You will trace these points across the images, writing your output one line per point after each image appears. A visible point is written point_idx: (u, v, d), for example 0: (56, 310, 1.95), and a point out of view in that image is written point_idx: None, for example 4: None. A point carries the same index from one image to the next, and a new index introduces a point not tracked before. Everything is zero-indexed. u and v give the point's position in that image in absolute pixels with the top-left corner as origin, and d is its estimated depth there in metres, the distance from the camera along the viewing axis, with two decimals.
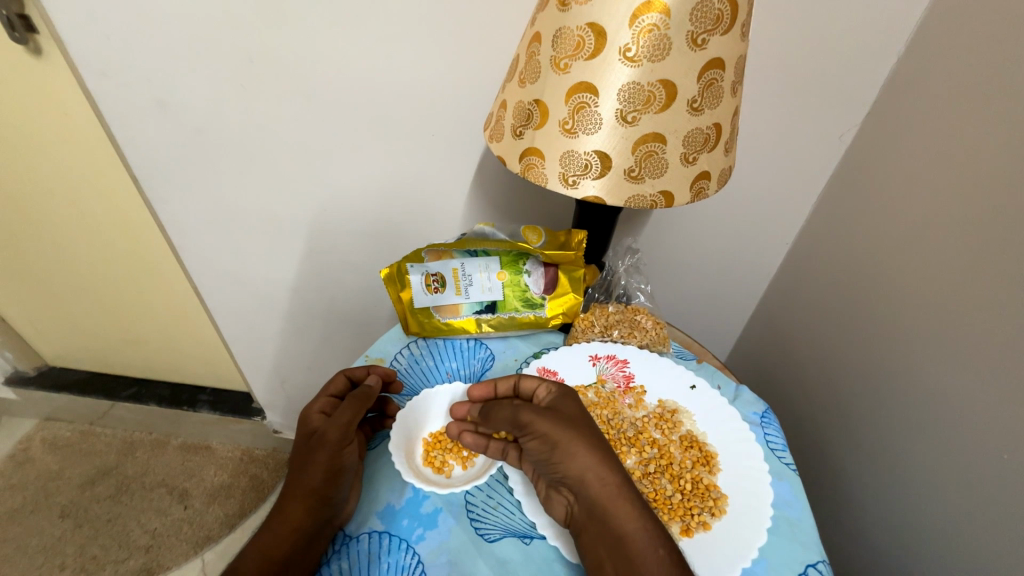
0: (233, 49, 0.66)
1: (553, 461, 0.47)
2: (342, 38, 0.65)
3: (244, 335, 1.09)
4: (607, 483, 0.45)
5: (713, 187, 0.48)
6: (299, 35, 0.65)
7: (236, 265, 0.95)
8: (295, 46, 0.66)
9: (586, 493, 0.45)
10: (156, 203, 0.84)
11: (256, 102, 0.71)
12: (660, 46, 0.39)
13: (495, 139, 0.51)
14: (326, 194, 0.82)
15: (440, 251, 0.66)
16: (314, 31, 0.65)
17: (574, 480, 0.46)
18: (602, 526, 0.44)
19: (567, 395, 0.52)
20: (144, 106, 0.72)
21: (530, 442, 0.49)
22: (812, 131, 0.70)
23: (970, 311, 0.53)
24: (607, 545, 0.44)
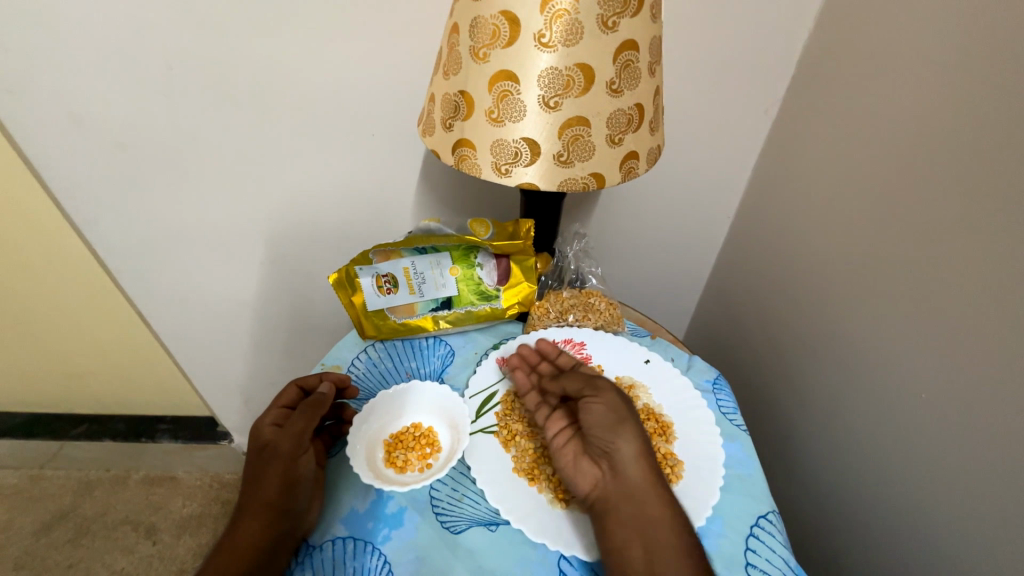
0: (148, 57, 0.63)
1: (612, 433, 0.49)
2: (266, 40, 0.63)
3: (197, 358, 1.04)
4: (647, 471, 0.48)
5: (642, 167, 0.49)
6: (222, 36, 0.62)
7: (180, 285, 0.90)
8: (218, 51, 0.63)
9: (630, 474, 0.48)
10: (83, 225, 0.79)
11: (182, 110, 0.68)
12: (572, 30, 0.39)
13: (428, 133, 0.51)
14: (267, 202, 0.79)
15: (388, 251, 0.66)
16: (235, 34, 0.62)
17: (625, 458, 0.48)
18: (635, 506, 0.46)
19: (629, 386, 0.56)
20: (57, 122, 0.67)
21: (593, 410, 0.51)
22: (740, 107, 0.74)
23: (885, 265, 0.57)
24: (638, 526, 0.45)
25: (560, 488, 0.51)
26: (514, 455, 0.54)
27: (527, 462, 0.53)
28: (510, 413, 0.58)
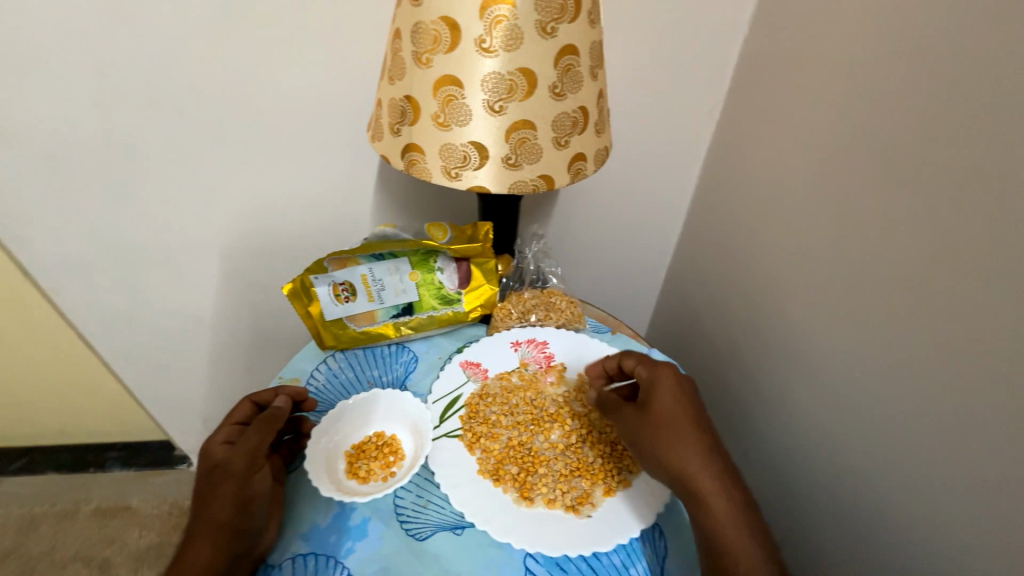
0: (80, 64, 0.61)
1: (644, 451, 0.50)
2: (206, 45, 0.62)
3: (147, 379, 0.99)
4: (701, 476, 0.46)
5: (591, 168, 0.50)
6: (164, 40, 0.61)
7: (124, 303, 0.86)
8: (161, 56, 0.62)
9: (676, 487, 0.47)
10: (13, 242, 0.75)
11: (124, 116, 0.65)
12: (512, 36, 0.40)
13: (377, 139, 0.50)
14: (217, 211, 0.76)
15: (343, 259, 0.64)
16: (173, 40, 0.61)
17: (665, 472, 0.48)
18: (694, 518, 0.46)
19: (665, 378, 0.53)
20: None
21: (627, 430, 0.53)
22: (685, 108, 0.77)
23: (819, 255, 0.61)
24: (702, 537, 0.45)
25: (525, 487, 0.51)
26: (480, 457, 0.54)
27: (492, 463, 0.53)
28: (474, 416, 0.59)
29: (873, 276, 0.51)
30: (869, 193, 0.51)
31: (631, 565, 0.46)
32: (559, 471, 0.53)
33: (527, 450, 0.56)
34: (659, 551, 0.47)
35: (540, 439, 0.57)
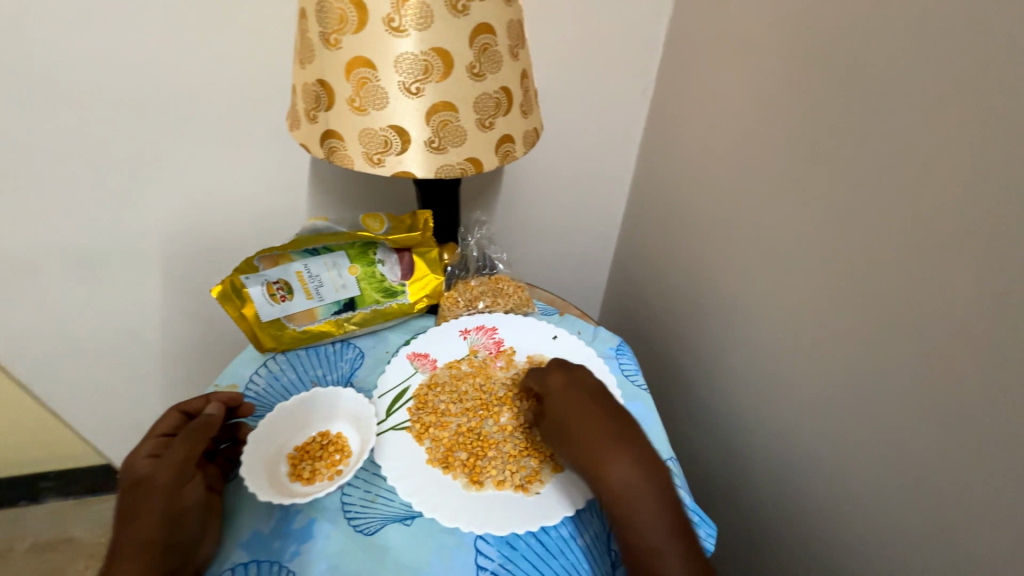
0: None
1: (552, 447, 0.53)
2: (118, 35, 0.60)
3: (76, 399, 0.92)
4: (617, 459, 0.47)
5: (520, 150, 0.50)
6: (69, 36, 0.59)
7: (43, 317, 0.80)
8: (68, 52, 0.60)
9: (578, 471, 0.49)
10: None
11: (32, 115, 0.63)
12: (422, 15, 0.39)
13: (295, 127, 0.49)
14: (142, 211, 0.73)
15: (275, 256, 0.61)
16: (82, 32, 0.59)
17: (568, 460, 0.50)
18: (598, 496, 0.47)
19: (552, 371, 0.55)
20: None
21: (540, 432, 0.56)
22: (617, 91, 0.79)
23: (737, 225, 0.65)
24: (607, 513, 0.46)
25: (474, 471, 0.52)
26: (428, 447, 0.54)
27: (441, 452, 0.53)
28: (422, 407, 0.58)
29: (792, 239, 0.55)
30: (784, 162, 0.55)
31: (578, 536, 0.47)
32: (508, 452, 0.54)
33: (476, 435, 0.56)
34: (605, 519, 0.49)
35: (489, 423, 0.57)
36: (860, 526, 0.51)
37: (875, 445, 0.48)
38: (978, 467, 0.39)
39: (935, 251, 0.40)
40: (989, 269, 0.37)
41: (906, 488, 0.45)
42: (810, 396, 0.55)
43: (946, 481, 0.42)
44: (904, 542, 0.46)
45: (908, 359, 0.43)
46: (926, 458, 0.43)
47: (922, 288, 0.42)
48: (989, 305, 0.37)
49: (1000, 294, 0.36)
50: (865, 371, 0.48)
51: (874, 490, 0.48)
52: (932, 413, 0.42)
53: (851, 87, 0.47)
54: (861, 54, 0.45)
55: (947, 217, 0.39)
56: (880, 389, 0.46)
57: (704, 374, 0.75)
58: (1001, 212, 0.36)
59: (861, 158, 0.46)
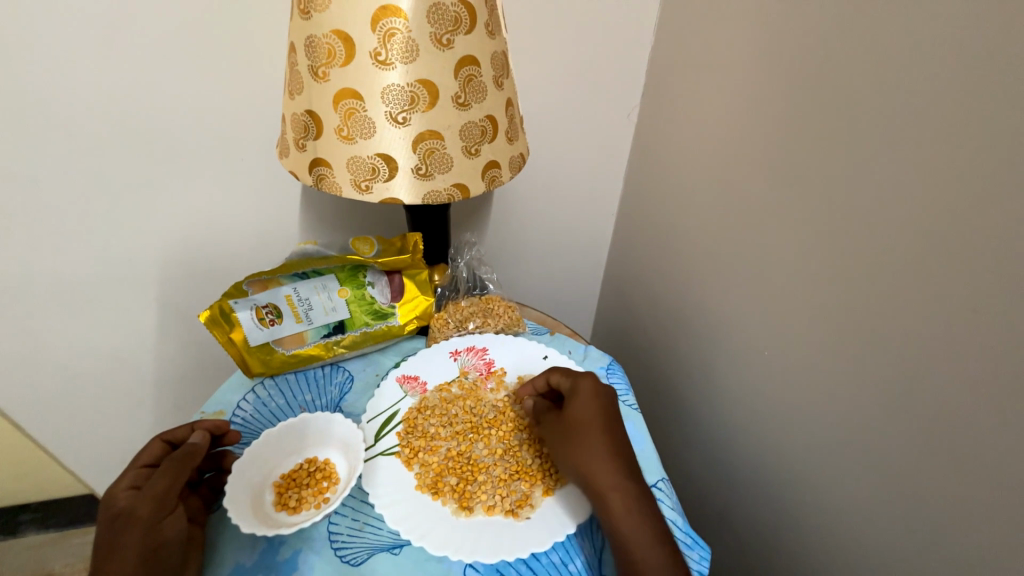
0: None
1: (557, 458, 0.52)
2: (111, 66, 0.61)
3: (59, 428, 0.90)
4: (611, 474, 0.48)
5: (507, 175, 0.51)
6: (59, 65, 0.59)
7: (28, 344, 0.79)
8: (57, 82, 0.60)
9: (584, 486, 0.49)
10: None
11: (20, 144, 0.63)
12: (408, 48, 0.41)
13: (285, 155, 0.50)
14: (133, 236, 0.73)
15: (264, 281, 0.62)
16: (76, 64, 0.60)
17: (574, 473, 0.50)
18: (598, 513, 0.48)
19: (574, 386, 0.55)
20: None
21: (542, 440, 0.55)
22: (603, 115, 0.82)
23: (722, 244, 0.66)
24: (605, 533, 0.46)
25: (464, 496, 0.51)
26: (417, 472, 0.53)
27: (431, 477, 0.53)
28: (412, 431, 0.58)
29: (776, 258, 0.56)
30: (765, 183, 0.57)
31: (569, 562, 0.47)
32: (498, 476, 0.54)
33: (466, 459, 0.56)
34: (597, 544, 0.48)
35: (479, 447, 0.57)
36: (854, 545, 0.51)
37: (865, 462, 0.48)
38: (958, 482, 0.40)
39: (906, 271, 0.42)
40: (956, 286, 0.38)
41: (894, 503, 0.46)
42: (799, 414, 0.56)
43: (930, 496, 0.42)
44: (895, 559, 0.46)
45: (889, 376, 0.44)
46: (913, 477, 0.43)
47: (896, 306, 0.43)
48: (958, 322, 0.38)
49: (967, 312, 0.38)
50: (850, 388, 0.49)
51: (865, 507, 0.49)
52: (913, 428, 0.43)
53: (822, 113, 0.49)
54: (830, 83, 0.48)
55: (914, 237, 0.41)
56: (865, 405, 0.47)
57: (696, 392, 0.76)
58: (963, 233, 0.37)
59: (836, 181, 0.48)
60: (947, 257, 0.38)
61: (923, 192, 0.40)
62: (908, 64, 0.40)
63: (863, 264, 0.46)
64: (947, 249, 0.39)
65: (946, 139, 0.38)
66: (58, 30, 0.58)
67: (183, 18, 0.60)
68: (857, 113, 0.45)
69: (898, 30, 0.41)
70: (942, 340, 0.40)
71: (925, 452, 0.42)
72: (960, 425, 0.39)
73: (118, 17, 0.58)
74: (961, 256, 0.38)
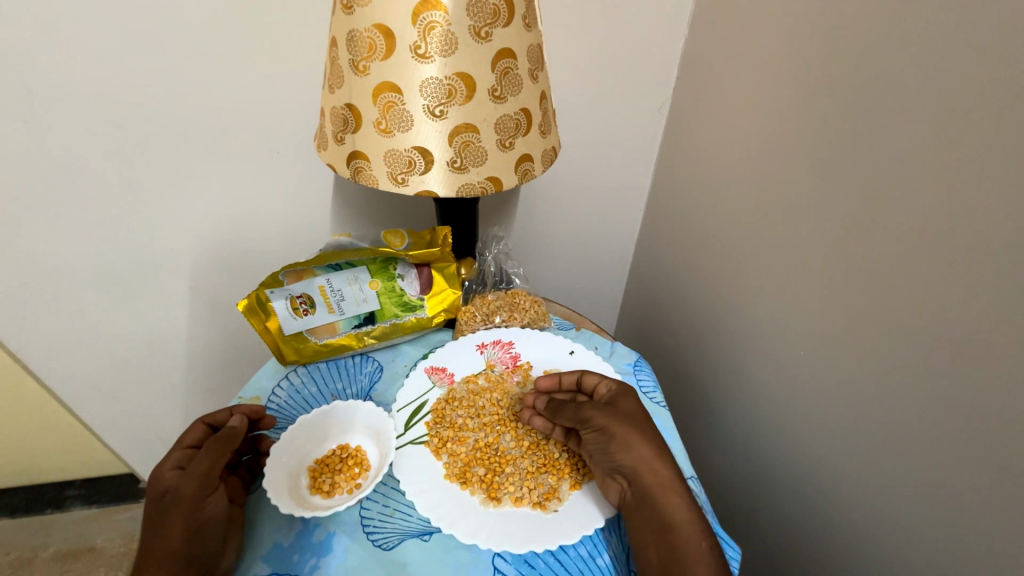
0: (32, 89, 0.62)
1: (610, 452, 0.49)
2: (158, 63, 0.63)
3: (106, 408, 0.95)
4: (661, 475, 0.48)
5: (539, 168, 0.51)
6: (110, 62, 0.62)
7: (81, 328, 0.83)
8: (100, 79, 0.63)
9: (639, 484, 0.47)
10: None
11: (73, 137, 0.66)
12: (446, 41, 0.41)
13: (323, 148, 0.51)
14: (177, 227, 0.77)
15: (299, 272, 0.63)
16: (129, 63, 0.63)
17: (631, 469, 0.48)
18: (652, 513, 0.46)
19: (627, 393, 0.55)
20: None
21: (588, 433, 0.52)
22: (633, 107, 0.80)
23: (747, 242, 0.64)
24: (657, 534, 0.45)
25: (492, 487, 0.52)
26: (446, 462, 0.54)
27: (459, 467, 0.54)
28: (440, 421, 0.58)
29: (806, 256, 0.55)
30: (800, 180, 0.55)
31: (597, 556, 0.47)
32: (526, 469, 0.54)
33: (494, 450, 0.56)
34: (624, 539, 0.48)
35: (506, 438, 0.58)
36: (881, 552, 0.49)
37: (896, 469, 0.46)
38: (994, 490, 0.38)
39: (944, 267, 0.40)
40: (994, 285, 0.37)
41: (925, 510, 0.44)
42: (826, 417, 0.54)
43: (962, 502, 0.41)
44: (926, 568, 0.44)
45: (925, 381, 0.42)
46: (948, 485, 0.42)
47: (932, 303, 0.41)
48: (1000, 322, 0.36)
49: (1010, 314, 0.36)
50: (878, 389, 0.47)
51: (895, 514, 0.47)
52: (949, 435, 0.41)
53: (858, 104, 0.47)
54: (865, 73, 0.45)
55: (955, 232, 0.39)
56: (895, 409, 0.46)
57: (720, 390, 0.74)
58: (1003, 229, 0.36)
59: (869, 176, 0.46)
60: (993, 256, 0.36)
61: (964, 187, 0.38)
62: (951, 52, 0.38)
63: (896, 261, 0.44)
64: (989, 247, 0.37)
65: (989, 132, 0.36)
66: (99, 27, 0.60)
67: (225, 13, 0.62)
68: (894, 102, 0.43)
69: (942, 14, 0.39)
70: (979, 339, 0.38)
71: (960, 456, 0.40)
72: (996, 429, 0.37)
73: (163, 14, 0.61)
74: (1002, 254, 0.36)
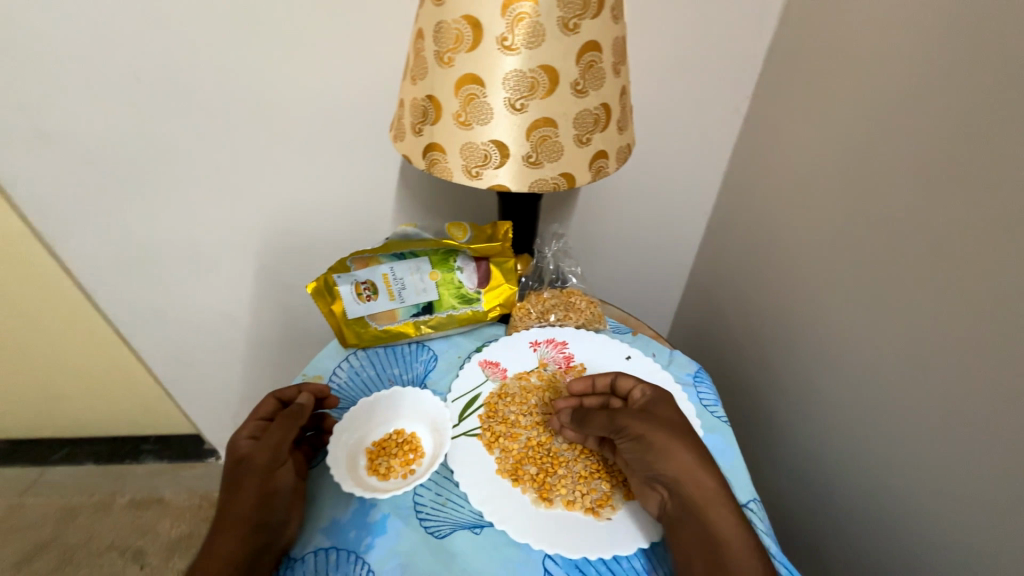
0: (139, 77, 0.67)
1: (649, 461, 0.47)
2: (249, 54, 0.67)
3: (182, 372, 1.03)
4: (705, 487, 0.45)
5: (613, 166, 0.49)
6: (206, 52, 0.66)
7: (167, 298, 0.91)
8: (197, 68, 0.67)
9: (681, 494, 0.45)
10: (71, 239, 0.81)
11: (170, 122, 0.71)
12: (534, 33, 0.40)
13: (399, 139, 0.52)
14: (255, 210, 0.82)
15: (366, 258, 0.65)
16: (223, 53, 0.66)
17: (672, 478, 0.46)
18: (696, 526, 0.44)
19: (663, 399, 0.53)
20: (37, 143, 0.71)
21: (625, 441, 0.50)
22: (709, 104, 0.76)
23: None
24: (703, 548, 0.43)
25: (543, 487, 0.51)
26: (498, 457, 0.54)
27: (510, 463, 0.53)
28: (492, 416, 0.58)
29: None
30: None
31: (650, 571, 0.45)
32: (578, 472, 0.53)
33: (546, 450, 0.56)
34: None
35: (558, 439, 0.57)
36: None
37: None
38: None
39: None
40: None
41: None
42: None
43: None
44: None
45: None
46: None
47: None
48: None
49: None
50: None
51: None
52: None
53: None
54: None
55: None
56: None
57: None
58: None
59: None
60: None
61: None
62: None
63: None
64: None
65: None
66: (201, 20, 0.64)
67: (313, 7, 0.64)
68: None
69: None
70: None
71: None
72: None
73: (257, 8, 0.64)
74: None
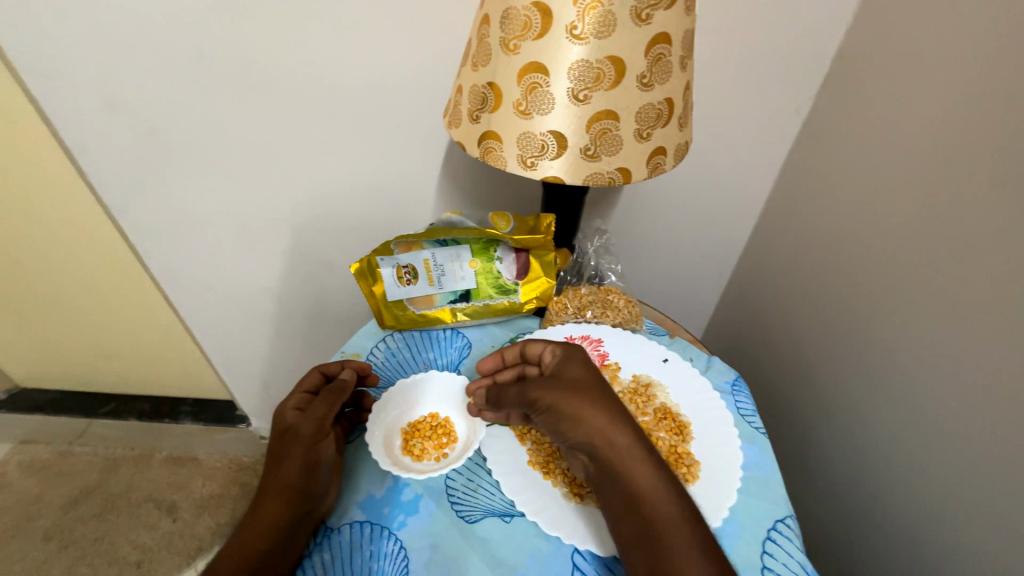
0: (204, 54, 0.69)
1: (561, 431, 0.48)
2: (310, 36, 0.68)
3: (225, 340, 1.08)
4: (619, 444, 0.46)
5: (671, 162, 0.48)
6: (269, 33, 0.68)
7: (216, 268, 0.95)
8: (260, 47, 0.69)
9: (598, 455, 0.46)
10: (132, 206, 0.85)
11: (231, 99, 0.73)
12: (605, 22, 0.39)
13: (454, 125, 0.51)
14: (303, 189, 0.84)
15: (409, 243, 0.66)
16: (285, 34, 0.68)
17: (586, 443, 0.46)
18: (619, 484, 0.44)
19: (571, 359, 0.52)
20: (107, 114, 0.74)
21: (539, 413, 0.50)
22: (769, 105, 0.73)
23: None
24: (628, 506, 0.44)
25: (575, 483, 0.51)
26: (530, 448, 0.54)
27: (543, 455, 0.53)
28: None
29: None
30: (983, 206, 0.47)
31: None
32: None
33: None
34: None
35: None
36: None
37: None
38: None
39: None
40: None
41: None
42: None
43: None
44: None
45: None
46: None
47: None
48: None
49: None
50: None
51: None
52: None
53: None
54: None
55: None
56: None
57: None
58: None
59: None
60: None
61: None
62: None
63: None
64: None
65: None
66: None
67: None
68: None
69: None
70: None
71: None
72: None
73: None
74: None
